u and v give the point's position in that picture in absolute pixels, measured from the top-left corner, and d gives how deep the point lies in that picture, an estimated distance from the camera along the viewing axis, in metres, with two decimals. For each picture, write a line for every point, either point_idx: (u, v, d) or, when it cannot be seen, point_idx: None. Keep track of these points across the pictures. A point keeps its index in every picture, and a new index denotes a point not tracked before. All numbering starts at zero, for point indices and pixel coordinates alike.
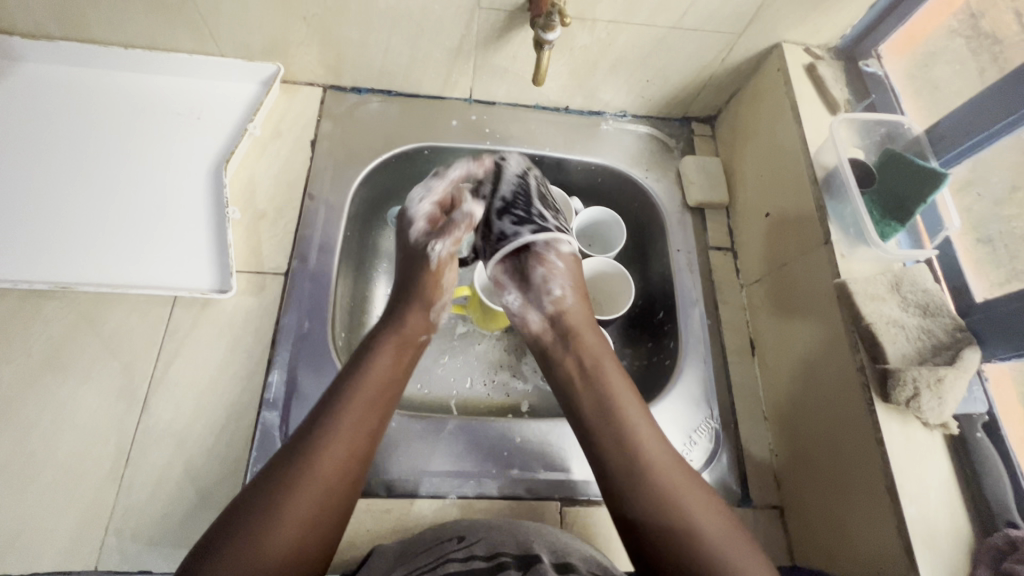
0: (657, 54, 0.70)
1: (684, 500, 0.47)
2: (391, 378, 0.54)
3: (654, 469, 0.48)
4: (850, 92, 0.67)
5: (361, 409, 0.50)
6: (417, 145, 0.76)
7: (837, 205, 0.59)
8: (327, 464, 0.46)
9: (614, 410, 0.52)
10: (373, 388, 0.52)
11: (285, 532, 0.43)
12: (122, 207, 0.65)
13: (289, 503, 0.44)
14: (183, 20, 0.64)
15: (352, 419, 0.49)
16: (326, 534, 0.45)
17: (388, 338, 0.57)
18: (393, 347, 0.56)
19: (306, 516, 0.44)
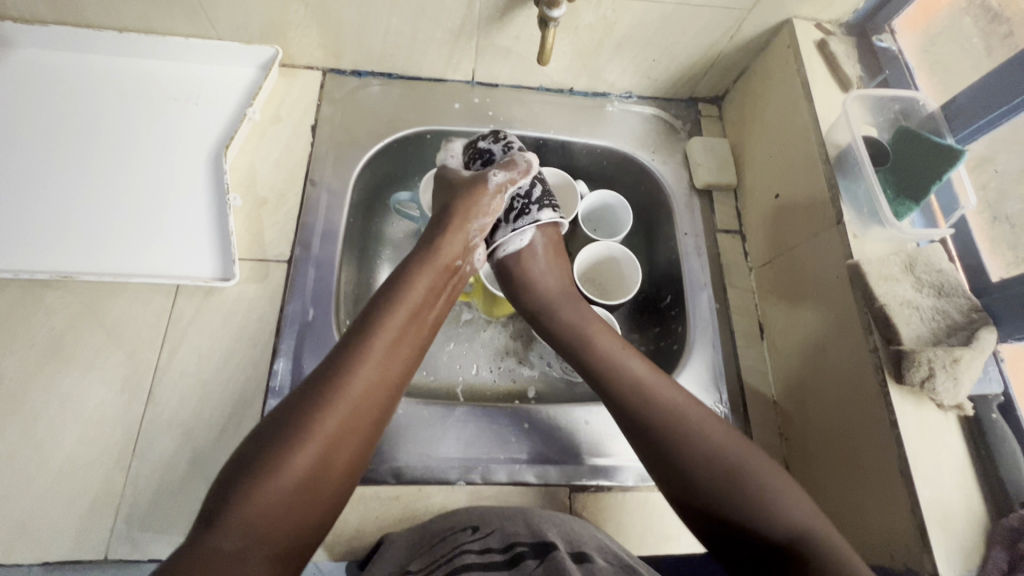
0: (664, 32, 0.69)
1: (698, 438, 0.49)
2: (422, 311, 0.56)
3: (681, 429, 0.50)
4: (862, 70, 0.66)
5: (393, 344, 0.52)
6: (419, 129, 0.74)
7: (850, 185, 0.58)
8: (366, 383, 0.48)
9: (614, 364, 0.56)
10: (409, 316, 0.54)
11: (315, 449, 0.44)
12: (121, 195, 0.64)
13: (323, 421, 0.45)
14: (177, 2, 0.63)
15: (387, 348, 0.51)
16: (349, 467, 0.46)
17: (412, 281, 0.56)
18: (416, 292, 0.56)
19: (321, 454, 0.44)
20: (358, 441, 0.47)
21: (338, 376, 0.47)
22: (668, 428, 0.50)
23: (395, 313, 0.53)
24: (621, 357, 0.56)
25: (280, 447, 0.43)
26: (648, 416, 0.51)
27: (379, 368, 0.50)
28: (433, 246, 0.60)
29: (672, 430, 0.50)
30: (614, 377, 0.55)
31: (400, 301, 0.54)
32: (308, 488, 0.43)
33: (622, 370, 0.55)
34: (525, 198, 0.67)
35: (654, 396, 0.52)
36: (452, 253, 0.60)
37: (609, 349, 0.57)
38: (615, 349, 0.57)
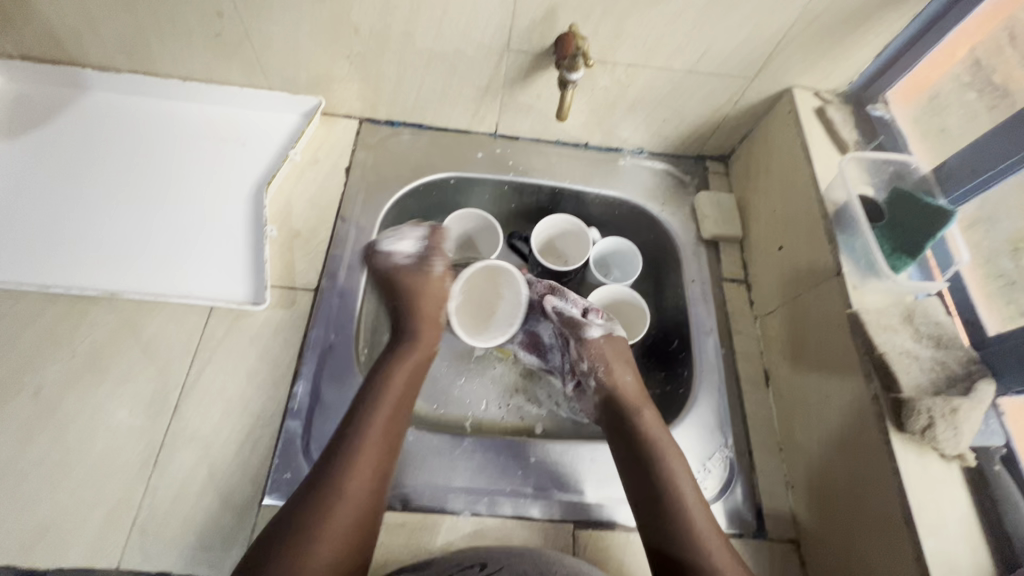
0: (673, 96, 0.75)
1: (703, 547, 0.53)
2: (400, 407, 0.58)
3: (690, 511, 0.55)
4: (858, 134, 0.71)
5: (378, 425, 0.55)
6: (444, 175, 0.80)
7: (848, 238, 0.61)
8: (359, 462, 0.52)
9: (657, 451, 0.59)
10: (395, 390, 0.59)
11: (326, 538, 0.48)
12: (167, 223, 0.69)
13: (329, 511, 0.49)
14: (239, 55, 0.71)
15: (373, 438, 0.54)
16: (363, 546, 0.50)
17: (394, 362, 0.62)
18: (400, 369, 0.61)
19: (333, 543, 0.48)
20: (363, 517, 0.50)
21: (336, 463, 0.52)
22: (692, 542, 0.53)
23: (381, 392, 0.58)
24: (676, 467, 0.58)
25: (296, 542, 0.47)
26: (669, 509, 0.55)
27: (370, 468, 0.53)
28: (412, 329, 0.66)
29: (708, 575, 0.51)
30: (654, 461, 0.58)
31: (377, 399, 0.57)
32: None
33: (673, 479, 0.57)
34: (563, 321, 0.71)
35: (690, 507, 0.55)
36: (431, 334, 0.66)
37: (664, 447, 0.59)
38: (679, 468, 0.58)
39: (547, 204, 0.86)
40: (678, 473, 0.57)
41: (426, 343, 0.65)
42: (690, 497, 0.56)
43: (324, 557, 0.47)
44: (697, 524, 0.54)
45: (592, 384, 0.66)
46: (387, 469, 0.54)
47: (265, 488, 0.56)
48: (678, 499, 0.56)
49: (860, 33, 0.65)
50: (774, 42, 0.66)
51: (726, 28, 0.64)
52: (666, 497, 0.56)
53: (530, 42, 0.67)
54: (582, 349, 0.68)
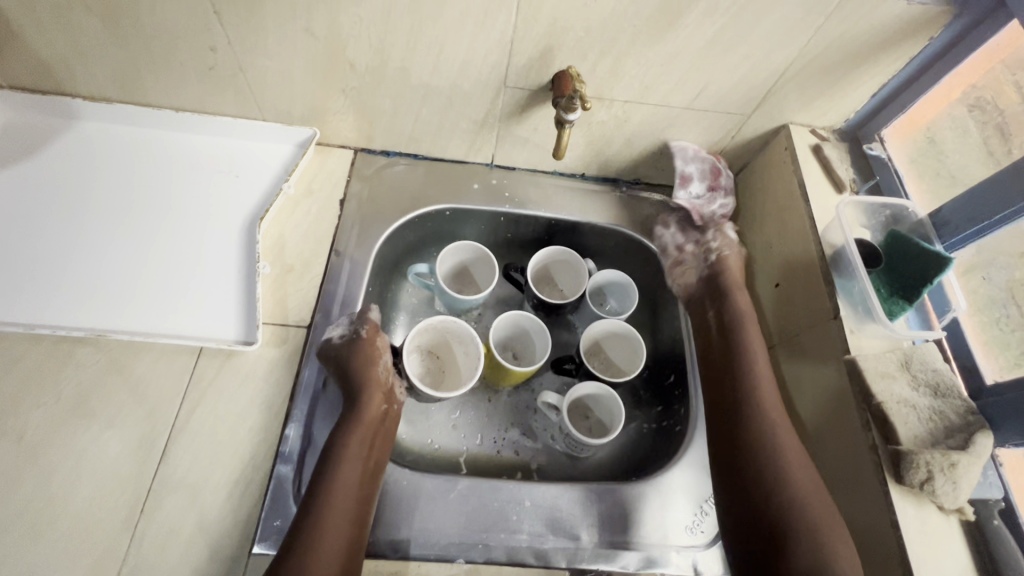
0: (670, 130, 0.75)
1: (789, 485, 0.56)
2: (361, 479, 0.57)
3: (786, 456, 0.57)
4: (855, 173, 0.71)
5: (342, 502, 0.55)
6: (440, 206, 0.80)
7: (845, 282, 0.61)
8: (326, 546, 0.51)
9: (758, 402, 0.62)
10: (353, 465, 0.57)
11: None
12: (156, 259, 0.68)
13: None
14: (233, 87, 0.70)
15: (337, 519, 0.53)
16: None
17: (347, 434, 0.59)
18: (356, 442, 0.58)
19: None
20: None
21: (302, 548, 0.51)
22: (782, 482, 0.56)
23: (340, 471, 0.56)
24: (774, 413, 0.61)
25: None
26: (770, 456, 0.58)
27: (342, 529, 0.53)
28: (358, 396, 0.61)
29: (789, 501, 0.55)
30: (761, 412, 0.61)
31: (337, 478, 0.55)
32: None
33: (770, 424, 0.60)
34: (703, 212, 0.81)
35: (788, 459, 0.57)
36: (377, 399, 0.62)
37: (766, 399, 0.62)
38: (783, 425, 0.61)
39: (543, 235, 0.86)
40: (774, 421, 0.60)
41: (375, 408, 0.62)
42: (778, 424, 0.60)
43: None
44: (791, 468, 0.57)
45: (708, 261, 0.77)
46: (356, 546, 0.54)
47: (255, 537, 0.55)
48: (781, 448, 0.58)
49: (856, 74, 0.65)
50: (771, 81, 0.66)
51: (723, 67, 0.64)
52: (759, 441, 0.59)
53: (527, 79, 0.67)
54: (713, 236, 0.79)
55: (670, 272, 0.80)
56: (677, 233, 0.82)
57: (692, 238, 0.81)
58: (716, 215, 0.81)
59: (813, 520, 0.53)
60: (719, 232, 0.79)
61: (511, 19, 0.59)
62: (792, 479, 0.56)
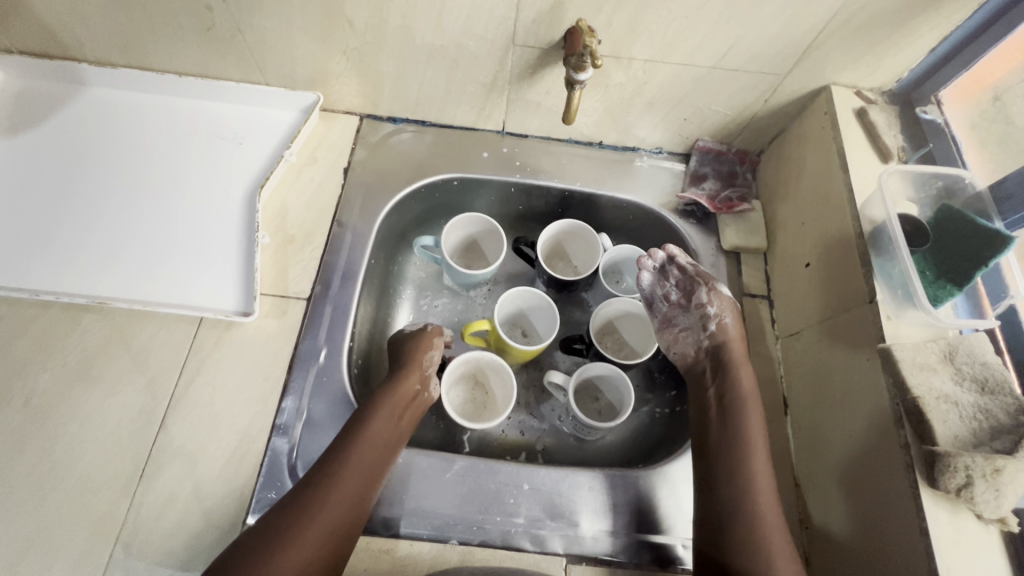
0: (696, 93, 0.68)
1: (762, 541, 0.52)
2: (377, 458, 0.55)
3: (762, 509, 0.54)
4: (904, 140, 0.63)
5: (353, 474, 0.53)
6: (447, 176, 0.76)
7: (884, 263, 0.55)
8: (324, 516, 0.50)
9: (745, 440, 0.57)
10: (374, 441, 0.55)
11: None
12: (161, 227, 0.67)
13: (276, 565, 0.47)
14: (233, 49, 0.67)
15: (341, 490, 0.52)
16: None
17: (377, 408, 0.57)
18: (384, 417, 0.57)
19: None
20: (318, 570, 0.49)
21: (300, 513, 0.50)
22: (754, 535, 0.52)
23: (358, 444, 0.55)
24: (757, 455, 0.57)
25: None
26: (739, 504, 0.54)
27: (348, 497, 0.52)
28: (400, 374, 0.61)
29: (758, 536, 0.52)
30: (745, 450, 0.57)
31: (353, 450, 0.54)
32: None
33: (750, 470, 0.56)
34: (671, 296, 0.68)
35: (763, 507, 0.54)
36: (412, 382, 0.61)
37: (754, 444, 0.57)
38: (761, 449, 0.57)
39: (557, 207, 0.81)
40: (757, 466, 0.56)
41: (408, 388, 0.61)
42: (761, 472, 0.56)
43: None
44: (765, 525, 0.53)
45: (706, 329, 0.65)
46: (354, 526, 0.52)
47: (250, 507, 0.55)
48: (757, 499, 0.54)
49: (912, 25, 0.57)
50: (811, 35, 0.59)
51: (756, 20, 0.57)
52: (738, 486, 0.55)
53: (536, 36, 0.61)
54: (706, 295, 0.65)
55: (663, 334, 0.69)
56: (661, 283, 0.68)
57: (678, 287, 0.67)
58: (671, 255, 0.68)
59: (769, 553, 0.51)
60: (715, 293, 0.65)
61: None
62: (763, 529, 0.53)
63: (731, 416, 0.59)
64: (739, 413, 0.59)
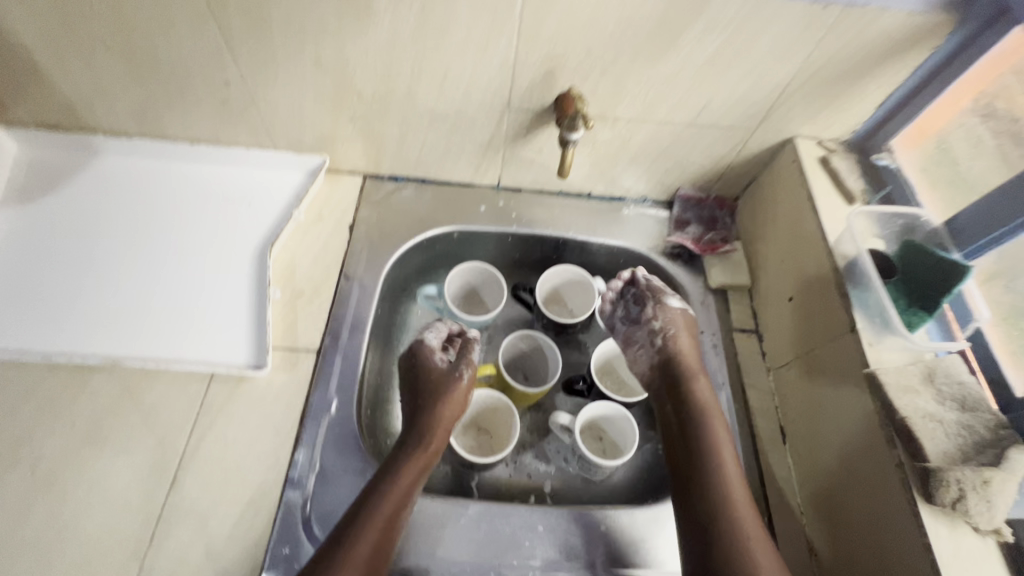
0: (675, 147, 0.75)
1: (742, 552, 0.54)
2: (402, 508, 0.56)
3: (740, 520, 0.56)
4: (865, 185, 0.70)
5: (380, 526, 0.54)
6: (448, 229, 0.81)
7: (860, 293, 0.60)
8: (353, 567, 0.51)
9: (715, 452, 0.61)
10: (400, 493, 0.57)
11: None
12: (171, 287, 0.69)
13: None
14: (245, 117, 0.72)
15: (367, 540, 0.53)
16: None
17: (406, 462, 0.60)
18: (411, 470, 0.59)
19: None
20: None
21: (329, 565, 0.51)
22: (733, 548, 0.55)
23: (387, 493, 0.56)
24: (727, 465, 0.60)
25: None
26: (716, 516, 0.57)
27: (372, 548, 0.53)
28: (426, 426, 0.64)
29: (738, 544, 0.55)
30: (715, 461, 0.60)
31: (383, 501, 0.55)
32: None
33: (723, 481, 0.59)
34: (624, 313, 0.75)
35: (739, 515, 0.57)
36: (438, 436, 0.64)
37: (725, 455, 0.61)
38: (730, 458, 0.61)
39: (552, 254, 0.86)
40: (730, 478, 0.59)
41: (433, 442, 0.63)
42: (733, 481, 0.59)
43: None
44: (744, 537, 0.55)
45: (654, 344, 0.70)
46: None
47: (264, 565, 0.54)
48: (733, 510, 0.57)
49: (860, 85, 0.65)
50: (774, 95, 0.66)
51: (724, 84, 0.65)
52: (716, 498, 0.58)
53: (530, 101, 0.68)
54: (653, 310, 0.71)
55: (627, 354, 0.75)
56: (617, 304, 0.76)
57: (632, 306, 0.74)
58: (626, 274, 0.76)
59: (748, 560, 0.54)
60: (663, 306, 0.72)
61: (513, 44, 0.60)
62: (742, 539, 0.55)
63: (697, 432, 0.63)
64: (706, 426, 0.63)
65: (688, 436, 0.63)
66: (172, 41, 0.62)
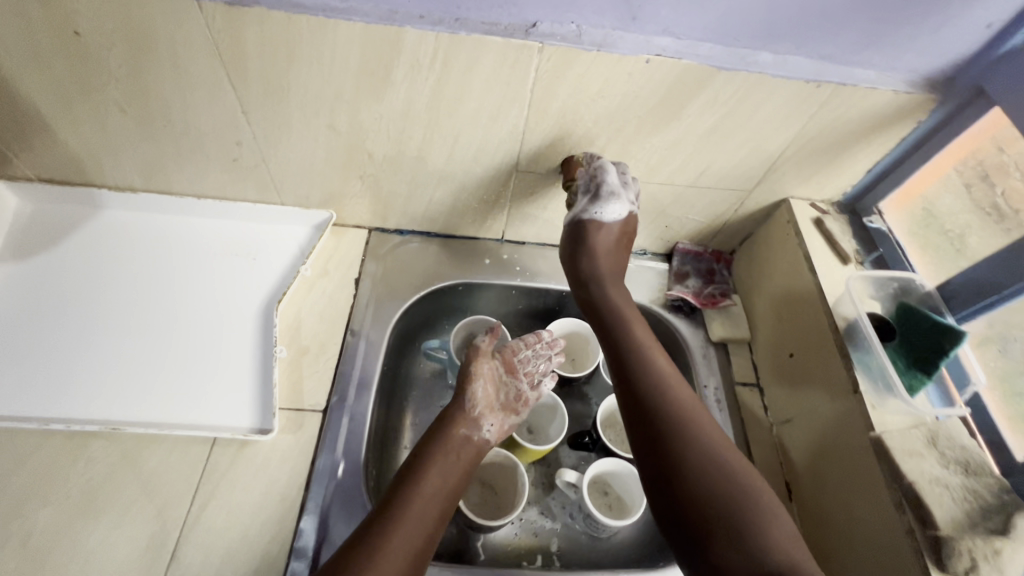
0: (675, 206, 0.78)
1: (695, 445, 0.55)
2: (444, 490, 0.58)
3: (691, 416, 0.58)
4: (858, 245, 0.72)
5: (424, 505, 0.55)
6: (452, 283, 0.81)
7: (861, 355, 0.61)
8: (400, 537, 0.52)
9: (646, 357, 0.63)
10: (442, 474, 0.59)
11: None
12: (175, 345, 0.68)
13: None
14: (254, 174, 0.73)
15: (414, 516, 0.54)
16: None
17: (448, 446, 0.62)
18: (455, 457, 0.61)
19: None
20: None
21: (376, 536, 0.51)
22: (692, 445, 0.55)
23: (429, 471, 0.58)
24: (662, 368, 0.62)
25: None
26: (670, 415, 0.58)
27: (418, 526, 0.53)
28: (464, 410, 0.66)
29: (689, 436, 0.56)
30: (652, 365, 0.62)
31: (427, 479, 0.57)
32: None
33: (664, 383, 0.61)
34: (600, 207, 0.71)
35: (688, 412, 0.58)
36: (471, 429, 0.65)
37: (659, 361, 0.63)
38: (693, 402, 0.60)
39: (554, 306, 0.87)
40: (675, 386, 0.61)
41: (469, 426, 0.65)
42: (671, 382, 0.61)
43: None
44: (699, 432, 0.56)
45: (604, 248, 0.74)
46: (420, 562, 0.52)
47: None
48: (685, 408, 0.58)
49: (850, 153, 0.68)
50: (770, 161, 0.69)
51: (723, 150, 0.68)
52: (660, 397, 0.59)
53: (537, 163, 0.70)
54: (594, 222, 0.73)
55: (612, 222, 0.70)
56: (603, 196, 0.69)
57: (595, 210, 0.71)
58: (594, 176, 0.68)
59: (709, 457, 0.54)
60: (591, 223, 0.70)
61: (524, 113, 0.63)
62: (696, 435, 0.56)
63: (633, 342, 0.65)
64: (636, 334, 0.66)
65: (644, 381, 0.61)
66: (188, 105, 0.63)
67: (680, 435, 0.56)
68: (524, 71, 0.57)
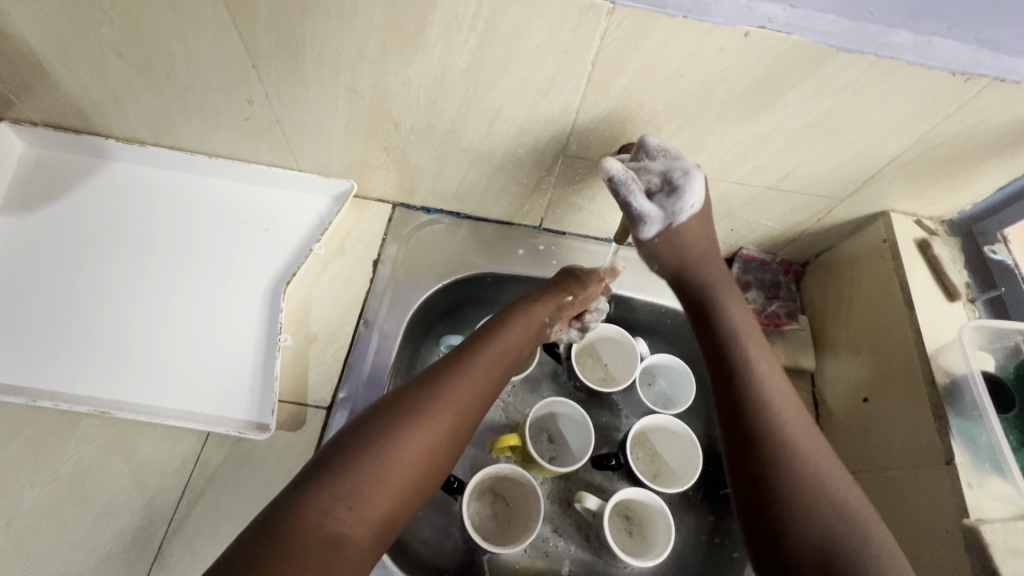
0: (747, 208, 0.66)
1: (810, 470, 0.47)
2: (493, 366, 0.56)
3: (795, 436, 0.49)
4: (969, 278, 0.60)
5: (473, 380, 0.54)
6: (480, 273, 0.73)
7: (964, 422, 0.51)
8: (445, 405, 0.50)
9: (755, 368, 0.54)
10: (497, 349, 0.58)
11: (384, 472, 0.45)
12: (176, 320, 0.63)
13: (400, 444, 0.47)
14: (267, 136, 0.64)
15: (471, 384, 0.53)
16: (405, 513, 0.47)
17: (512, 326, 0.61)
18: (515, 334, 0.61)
19: (394, 490, 0.45)
20: (437, 456, 0.49)
21: (427, 398, 0.50)
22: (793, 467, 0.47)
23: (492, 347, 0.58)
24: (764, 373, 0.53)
25: (357, 465, 0.45)
26: (770, 433, 0.49)
27: (466, 397, 0.52)
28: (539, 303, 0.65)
29: (789, 461, 0.47)
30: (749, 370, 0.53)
31: (483, 355, 0.56)
32: (373, 536, 0.44)
33: (764, 391, 0.51)
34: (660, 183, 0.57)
35: (789, 429, 0.49)
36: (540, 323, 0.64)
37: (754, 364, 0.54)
38: (787, 407, 0.51)
39: None
40: (770, 390, 0.52)
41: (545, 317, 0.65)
42: (771, 389, 0.52)
43: (377, 500, 0.44)
44: (807, 455, 0.48)
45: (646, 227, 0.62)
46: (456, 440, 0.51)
47: None
48: (784, 419, 0.50)
49: (982, 165, 0.55)
50: (877, 167, 0.57)
51: (820, 150, 0.55)
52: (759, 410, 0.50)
53: (589, 148, 0.59)
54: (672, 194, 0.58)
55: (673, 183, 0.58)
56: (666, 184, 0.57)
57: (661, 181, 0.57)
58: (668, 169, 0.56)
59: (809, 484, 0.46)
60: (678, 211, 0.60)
61: (580, 89, 0.52)
62: (803, 458, 0.47)
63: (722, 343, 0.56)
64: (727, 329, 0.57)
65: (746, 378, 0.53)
66: (192, 54, 0.54)
67: (797, 480, 0.46)
68: (586, 38, 0.46)
